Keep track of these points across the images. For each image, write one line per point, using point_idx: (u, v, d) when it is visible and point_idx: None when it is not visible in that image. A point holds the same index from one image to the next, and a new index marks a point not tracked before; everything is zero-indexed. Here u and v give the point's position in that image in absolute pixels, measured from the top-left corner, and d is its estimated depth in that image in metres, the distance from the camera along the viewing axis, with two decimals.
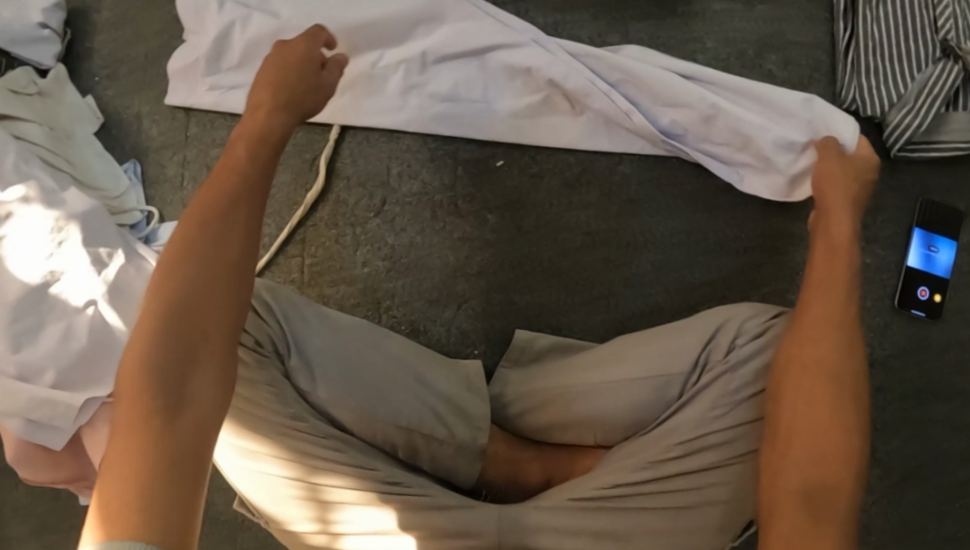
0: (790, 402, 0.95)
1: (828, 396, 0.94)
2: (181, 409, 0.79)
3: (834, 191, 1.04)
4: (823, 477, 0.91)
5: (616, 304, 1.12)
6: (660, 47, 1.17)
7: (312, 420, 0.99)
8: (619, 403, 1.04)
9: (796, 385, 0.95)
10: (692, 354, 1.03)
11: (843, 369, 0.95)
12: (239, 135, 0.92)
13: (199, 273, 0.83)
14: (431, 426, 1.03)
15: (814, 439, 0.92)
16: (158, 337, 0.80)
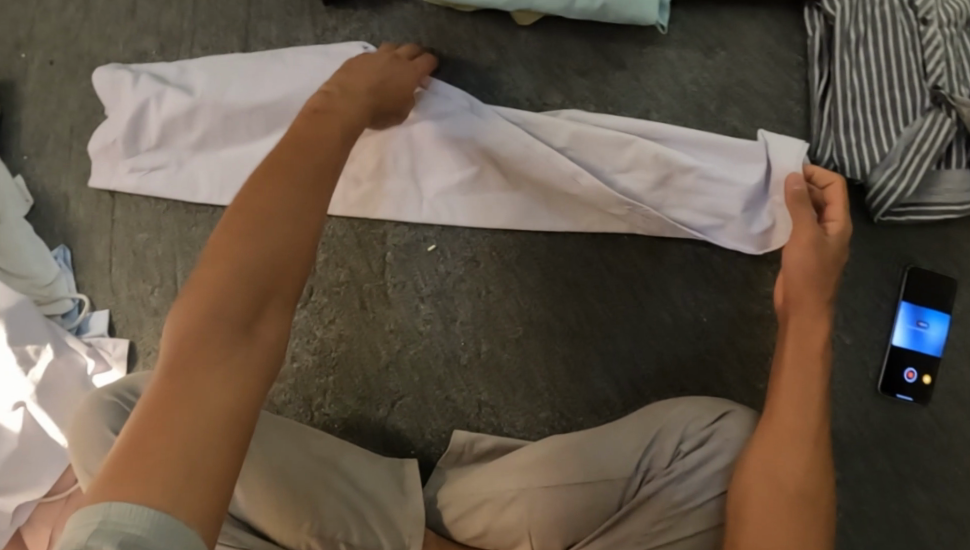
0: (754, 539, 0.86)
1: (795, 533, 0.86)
2: (250, 365, 0.69)
3: (806, 289, 0.92)
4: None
5: (560, 398, 1.04)
6: (608, 105, 1.05)
7: (230, 530, 0.97)
8: (558, 516, 0.96)
9: (763, 520, 0.86)
10: (632, 459, 0.96)
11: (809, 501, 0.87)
12: (331, 103, 0.86)
13: (295, 223, 0.75)
14: (360, 533, 0.99)
15: None
16: (228, 290, 0.71)
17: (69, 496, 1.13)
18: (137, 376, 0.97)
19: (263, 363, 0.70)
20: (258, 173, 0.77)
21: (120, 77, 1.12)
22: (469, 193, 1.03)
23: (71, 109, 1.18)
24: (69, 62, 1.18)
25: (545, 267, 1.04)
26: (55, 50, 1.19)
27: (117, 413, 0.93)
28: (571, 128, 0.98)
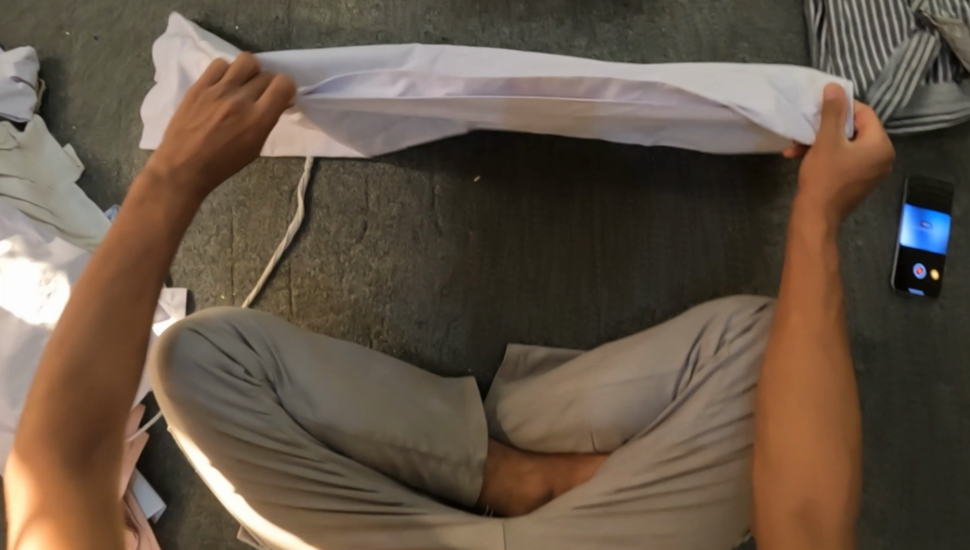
0: (775, 425, 0.88)
1: (818, 417, 0.87)
2: (107, 455, 0.78)
3: (818, 186, 0.92)
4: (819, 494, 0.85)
5: (605, 311, 1.11)
6: (630, 47, 1.16)
7: (308, 446, 1.01)
8: (616, 410, 1.03)
9: (783, 407, 0.88)
10: (682, 353, 1.03)
11: (829, 382, 0.88)
12: (148, 205, 0.83)
13: (114, 344, 0.79)
14: (428, 444, 1.04)
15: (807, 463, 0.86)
16: (64, 428, 0.76)
17: (133, 443, 1.18)
18: (211, 310, 1.02)
19: (117, 444, 0.79)
20: (82, 287, 0.79)
21: (162, 43, 1.09)
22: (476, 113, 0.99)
23: (118, 81, 1.23)
24: (115, 38, 1.23)
25: (549, 200, 1.12)
26: (99, 27, 1.24)
27: (200, 342, 0.99)
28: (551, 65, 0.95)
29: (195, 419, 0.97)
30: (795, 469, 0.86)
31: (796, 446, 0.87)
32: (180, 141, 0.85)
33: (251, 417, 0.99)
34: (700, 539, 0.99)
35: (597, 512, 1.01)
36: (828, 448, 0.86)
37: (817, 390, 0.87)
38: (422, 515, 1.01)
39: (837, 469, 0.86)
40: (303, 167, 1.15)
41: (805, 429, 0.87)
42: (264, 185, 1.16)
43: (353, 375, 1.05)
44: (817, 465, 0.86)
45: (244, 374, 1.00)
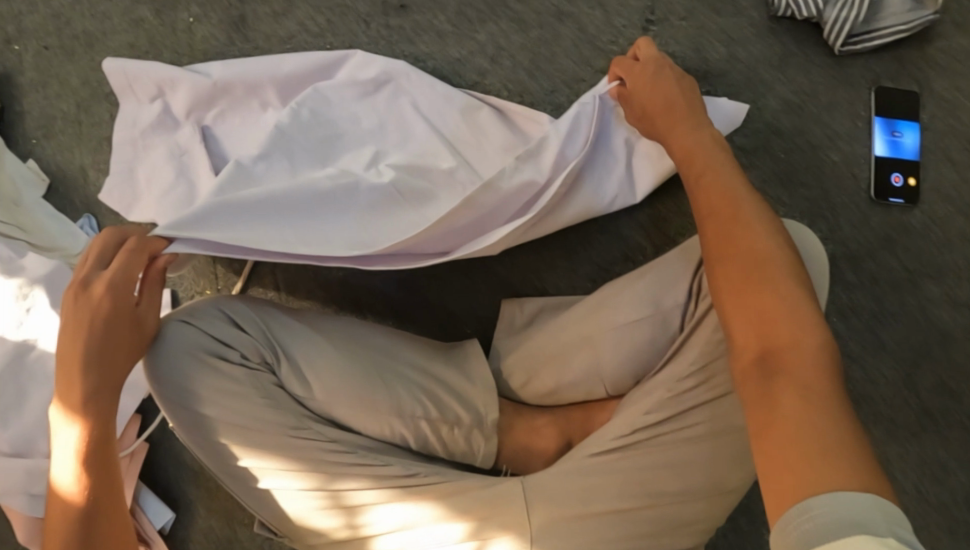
0: (723, 301, 0.85)
1: (759, 276, 0.83)
2: (114, 526, 0.90)
3: (656, 94, 0.96)
4: (774, 347, 0.80)
5: (596, 253, 1.11)
6: None
7: (315, 426, 0.96)
8: (620, 352, 1.01)
9: (724, 282, 0.85)
10: (684, 285, 0.99)
11: (759, 242, 0.85)
12: (70, 348, 0.88)
13: (101, 466, 0.89)
14: (438, 409, 0.99)
15: (751, 313, 0.82)
16: (74, 535, 0.88)
17: (133, 453, 1.14)
18: (196, 300, 0.97)
19: (122, 522, 0.91)
20: (63, 408, 0.88)
21: (121, 81, 1.12)
22: (408, 144, 1.08)
23: (74, 86, 1.21)
24: (65, 44, 1.21)
25: None
26: (48, 36, 1.21)
27: (188, 331, 0.94)
28: (459, 128, 1.09)
29: (186, 407, 0.93)
30: (749, 339, 0.82)
31: (743, 317, 0.83)
32: (73, 325, 0.88)
33: (253, 402, 0.93)
34: (726, 467, 0.96)
35: (612, 457, 0.98)
36: (783, 307, 0.81)
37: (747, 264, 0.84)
38: (443, 484, 0.96)
39: (794, 322, 0.80)
40: None
41: (752, 301, 0.82)
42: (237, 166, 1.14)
43: (354, 351, 0.98)
44: (771, 321, 0.81)
45: (240, 357, 0.94)
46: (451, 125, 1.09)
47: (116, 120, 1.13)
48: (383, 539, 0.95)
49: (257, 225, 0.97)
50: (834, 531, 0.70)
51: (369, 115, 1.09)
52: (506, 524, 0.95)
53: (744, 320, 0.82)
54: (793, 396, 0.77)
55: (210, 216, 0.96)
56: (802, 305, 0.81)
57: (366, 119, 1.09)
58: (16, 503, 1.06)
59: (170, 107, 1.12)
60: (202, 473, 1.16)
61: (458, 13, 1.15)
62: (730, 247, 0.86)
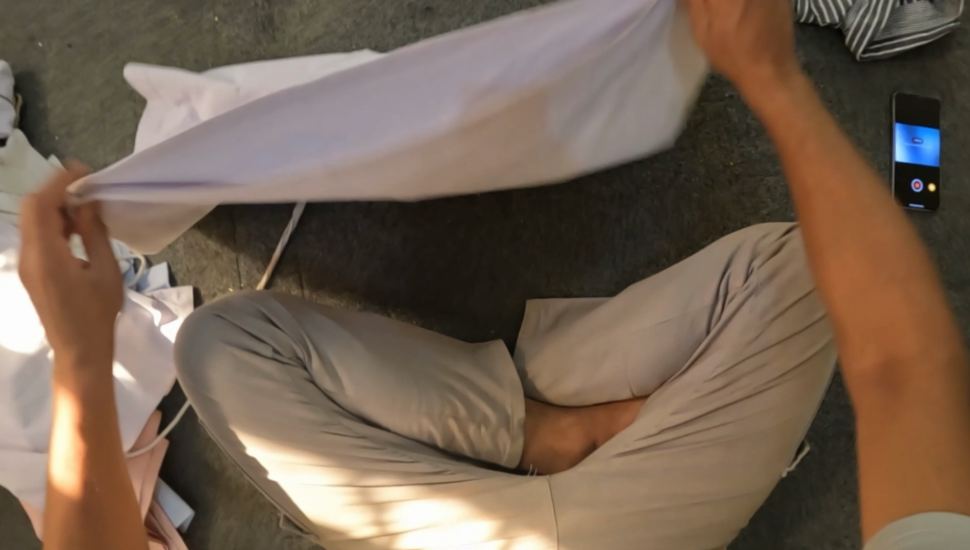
0: (842, 297, 0.72)
1: (876, 271, 0.72)
2: (119, 506, 0.83)
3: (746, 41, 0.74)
4: (897, 351, 0.69)
5: (620, 257, 1.12)
6: None
7: (344, 421, 0.96)
8: (646, 354, 1.00)
9: (840, 280, 0.73)
10: (711, 287, 0.99)
11: (883, 236, 0.73)
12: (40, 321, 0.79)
13: (99, 445, 0.82)
14: (466, 408, 0.99)
15: (866, 312, 0.71)
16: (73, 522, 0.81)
17: (154, 450, 1.13)
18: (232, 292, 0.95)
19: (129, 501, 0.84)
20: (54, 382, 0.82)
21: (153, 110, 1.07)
22: None
23: (97, 85, 1.21)
24: (88, 43, 1.21)
25: None
26: (71, 34, 1.21)
27: (220, 325, 0.93)
28: None
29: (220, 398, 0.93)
30: (863, 340, 0.71)
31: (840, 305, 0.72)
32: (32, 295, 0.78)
33: (285, 397, 0.93)
34: (752, 469, 0.95)
35: (637, 457, 0.97)
36: (901, 304, 0.70)
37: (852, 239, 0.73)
38: (472, 483, 0.96)
39: (915, 322, 0.70)
40: None
41: (863, 295, 0.71)
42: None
43: (385, 347, 0.99)
44: (883, 312, 0.71)
45: (272, 351, 0.94)
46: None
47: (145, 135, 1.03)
48: (411, 536, 0.95)
49: (201, 162, 0.70)
50: None
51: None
52: (534, 523, 0.94)
53: (859, 317, 0.71)
54: (920, 411, 0.67)
55: (147, 155, 0.70)
56: (923, 303, 0.70)
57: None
58: (37, 499, 1.08)
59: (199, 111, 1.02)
60: (222, 473, 1.16)
61: (485, 17, 1.16)
62: (831, 225, 0.74)
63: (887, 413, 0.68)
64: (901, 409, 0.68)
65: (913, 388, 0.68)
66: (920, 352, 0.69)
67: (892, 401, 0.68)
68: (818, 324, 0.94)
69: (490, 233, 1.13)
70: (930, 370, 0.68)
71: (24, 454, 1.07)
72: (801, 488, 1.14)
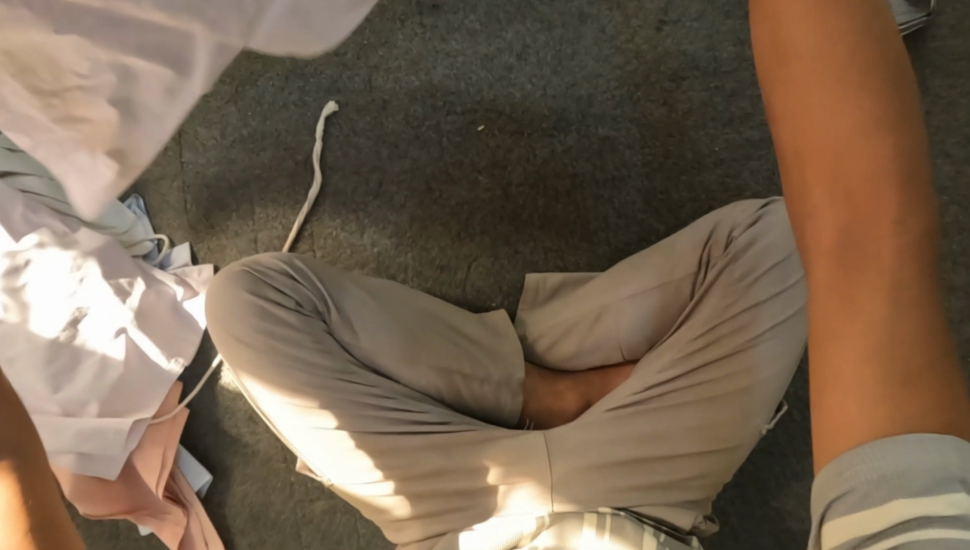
0: (802, 162, 0.63)
1: (848, 133, 0.61)
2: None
3: None
4: (857, 226, 0.61)
5: (613, 235, 1.20)
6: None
7: (359, 372, 1.03)
8: (636, 319, 1.07)
9: (803, 139, 0.63)
10: (694, 257, 1.06)
11: (857, 92, 0.62)
12: None
13: None
14: (470, 362, 1.05)
15: (838, 178, 0.61)
16: None
17: (175, 418, 1.21)
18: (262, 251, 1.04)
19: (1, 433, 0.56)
20: None
21: None
22: None
23: None
24: None
25: (528, 155, 1.21)
26: None
27: (246, 278, 1.02)
28: None
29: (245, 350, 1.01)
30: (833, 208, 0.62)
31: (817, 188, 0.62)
32: None
33: (307, 346, 1.01)
34: (735, 422, 1.01)
35: (626, 412, 1.03)
36: (868, 171, 0.61)
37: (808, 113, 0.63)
38: (473, 433, 1.02)
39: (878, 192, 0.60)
40: (316, 134, 1.23)
41: (830, 160, 0.62)
42: (280, 156, 1.24)
43: (399, 303, 1.05)
44: (853, 196, 0.61)
45: (294, 304, 1.01)
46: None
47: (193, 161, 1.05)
48: (415, 482, 1.01)
49: None
50: (878, 485, 0.57)
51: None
52: (532, 471, 1.00)
53: (829, 182, 0.62)
54: (876, 290, 0.60)
55: None
56: (892, 170, 0.61)
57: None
58: (64, 462, 1.14)
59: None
60: (239, 440, 1.23)
61: (487, 12, 1.21)
62: (798, 74, 0.63)
63: (844, 299, 0.60)
64: (859, 289, 0.60)
65: (869, 260, 0.60)
66: (886, 224, 0.60)
67: (850, 285, 0.60)
68: (793, 286, 1.02)
69: (490, 213, 1.21)
70: (890, 246, 0.60)
71: (55, 418, 1.14)
72: (786, 454, 1.20)
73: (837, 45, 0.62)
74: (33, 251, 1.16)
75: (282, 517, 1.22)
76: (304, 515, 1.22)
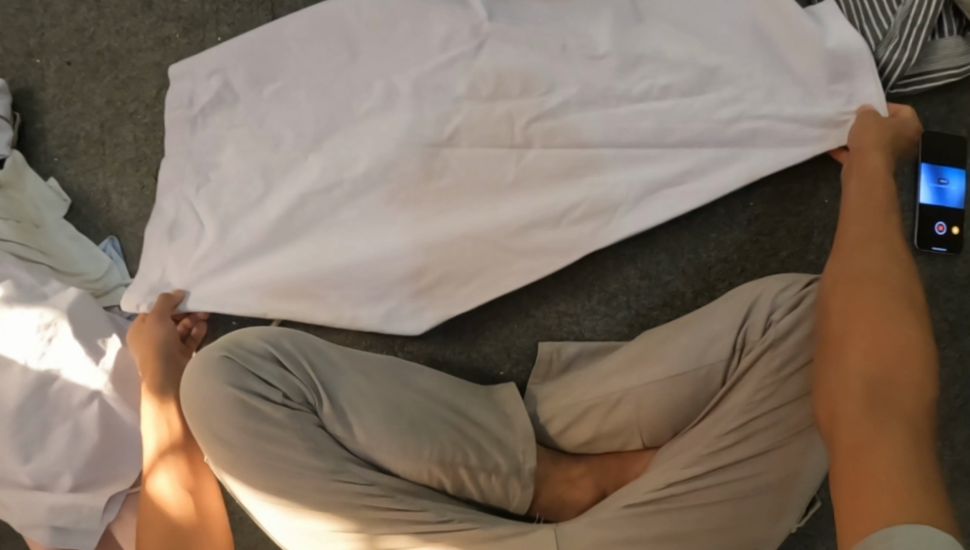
0: (840, 311, 0.86)
1: (890, 305, 0.83)
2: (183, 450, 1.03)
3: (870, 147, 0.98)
4: (889, 378, 0.79)
5: (635, 298, 1.10)
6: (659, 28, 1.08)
7: (353, 468, 0.97)
8: (661, 404, 0.97)
9: (849, 297, 0.85)
10: (727, 339, 0.95)
11: (898, 276, 0.85)
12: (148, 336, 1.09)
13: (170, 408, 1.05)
14: (477, 455, 0.99)
15: (878, 332, 0.82)
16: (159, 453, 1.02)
17: None
18: (245, 331, 0.99)
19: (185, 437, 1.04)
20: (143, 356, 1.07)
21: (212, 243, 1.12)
22: None
23: (98, 105, 1.19)
24: (88, 61, 1.19)
25: None
26: (72, 51, 1.19)
27: (229, 369, 0.97)
28: None
29: (231, 443, 0.95)
30: (869, 354, 0.81)
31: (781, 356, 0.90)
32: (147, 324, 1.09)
33: (296, 447, 0.95)
34: (755, 528, 0.93)
35: (645, 510, 0.94)
36: (900, 332, 0.81)
37: (863, 286, 0.85)
38: (477, 531, 0.96)
39: (909, 354, 0.80)
40: None
41: (870, 319, 0.83)
42: None
43: (388, 392, 0.99)
44: (885, 340, 0.81)
45: (283, 398, 0.97)
46: (577, 58, 1.08)
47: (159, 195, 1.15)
48: None
49: None
50: None
51: (488, 67, 1.08)
52: None
53: (867, 332, 0.82)
54: (897, 429, 0.75)
55: None
56: (918, 341, 0.80)
57: (474, 79, 1.08)
58: (38, 536, 1.05)
59: (264, 120, 1.12)
60: (227, 505, 1.14)
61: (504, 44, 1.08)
62: (855, 253, 0.88)
63: (872, 425, 0.76)
64: (873, 434, 0.75)
65: (894, 405, 0.77)
66: (910, 379, 0.79)
67: (875, 418, 0.77)
68: None
69: None
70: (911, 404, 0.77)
71: (25, 492, 1.05)
72: (810, 534, 1.12)
73: (895, 250, 0.87)
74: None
75: None
76: None
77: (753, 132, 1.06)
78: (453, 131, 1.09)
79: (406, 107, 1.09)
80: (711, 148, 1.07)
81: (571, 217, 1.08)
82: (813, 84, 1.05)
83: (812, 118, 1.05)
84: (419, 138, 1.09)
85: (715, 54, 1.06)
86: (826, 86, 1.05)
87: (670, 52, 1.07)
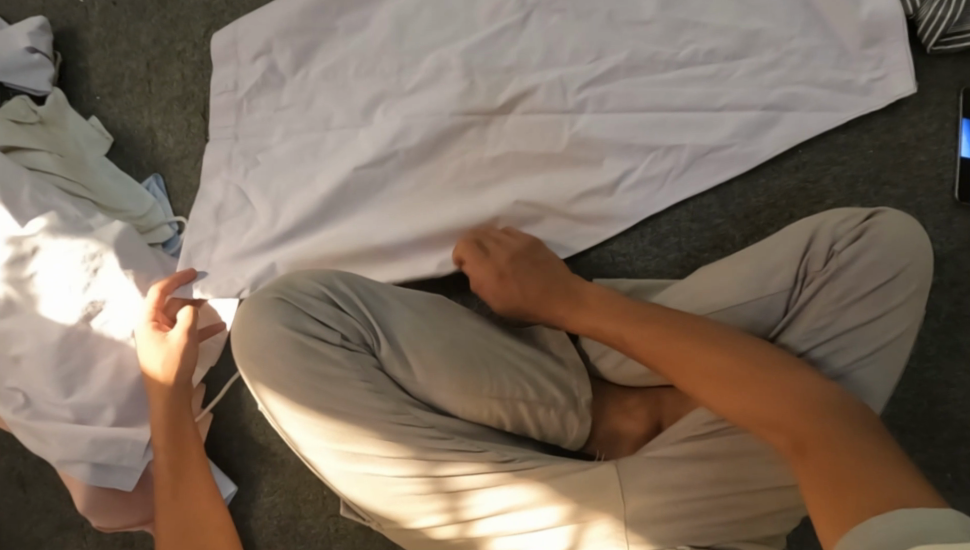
0: (684, 375, 0.85)
1: (720, 352, 0.84)
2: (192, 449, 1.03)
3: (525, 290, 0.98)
4: (791, 402, 0.79)
5: (686, 240, 1.12)
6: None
7: (416, 411, 0.94)
8: None
9: (678, 356, 0.86)
10: (790, 270, 0.95)
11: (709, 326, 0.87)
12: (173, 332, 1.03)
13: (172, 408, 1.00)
14: (536, 391, 0.97)
15: (724, 383, 0.82)
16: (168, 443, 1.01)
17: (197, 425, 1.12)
18: (296, 273, 0.96)
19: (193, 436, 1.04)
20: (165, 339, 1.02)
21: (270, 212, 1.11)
22: None
23: (144, 43, 1.18)
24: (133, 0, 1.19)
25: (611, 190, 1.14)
26: None
27: (283, 308, 0.93)
28: None
29: (279, 388, 0.92)
30: (760, 390, 0.81)
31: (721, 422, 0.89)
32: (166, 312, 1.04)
33: (357, 387, 0.92)
34: None
35: (704, 441, 0.90)
36: (764, 362, 0.82)
37: (683, 337, 0.87)
38: (543, 467, 0.93)
39: (788, 376, 0.81)
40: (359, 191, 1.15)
41: (714, 379, 0.83)
42: None
43: (442, 326, 0.97)
44: (761, 371, 0.82)
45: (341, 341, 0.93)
46: (627, 25, 1.09)
47: (207, 150, 1.14)
48: (484, 523, 0.91)
49: None
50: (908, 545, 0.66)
51: (535, 40, 1.09)
52: (603, 506, 0.89)
53: (729, 381, 0.82)
54: (833, 444, 0.75)
55: None
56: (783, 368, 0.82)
57: (539, 47, 1.09)
58: (77, 473, 1.03)
59: (312, 103, 1.12)
60: (267, 449, 1.14)
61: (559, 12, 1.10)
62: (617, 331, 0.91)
63: (816, 450, 0.75)
64: (822, 448, 0.75)
65: (813, 423, 0.77)
66: (815, 398, 0.79)
67: (814, 442, 0.76)
68: (893, 311, 0.91)
69: None
70: (827, 417, 0.77)
71: (66, 425, 1.02)
72: None
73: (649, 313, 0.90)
74: (41, 238, 1.04)
75: (313, 531, 1.13)
76: (335, 530, 1.12)
77: (791, 96, 1.08)
78: (507, 101, 1.08)
79: (454, 80, 1.09)
80: (757, 111, 1.08)
81: (625, 184, 1.09)
82: (847, 48, 1.09)
83: (843, 84, 1.09)
84: (471, 105, 1.08)
85: (757, 19, 1.09)
86: (860, 50, 1.09)
87: (714, 16, 1.09)
